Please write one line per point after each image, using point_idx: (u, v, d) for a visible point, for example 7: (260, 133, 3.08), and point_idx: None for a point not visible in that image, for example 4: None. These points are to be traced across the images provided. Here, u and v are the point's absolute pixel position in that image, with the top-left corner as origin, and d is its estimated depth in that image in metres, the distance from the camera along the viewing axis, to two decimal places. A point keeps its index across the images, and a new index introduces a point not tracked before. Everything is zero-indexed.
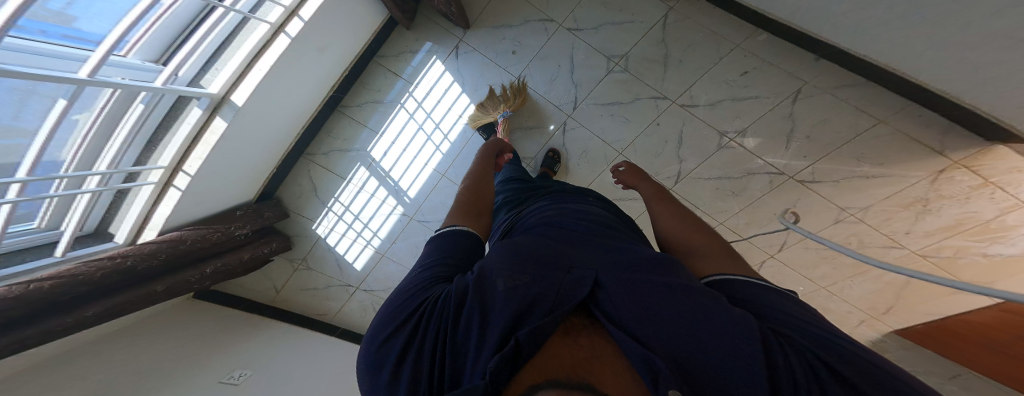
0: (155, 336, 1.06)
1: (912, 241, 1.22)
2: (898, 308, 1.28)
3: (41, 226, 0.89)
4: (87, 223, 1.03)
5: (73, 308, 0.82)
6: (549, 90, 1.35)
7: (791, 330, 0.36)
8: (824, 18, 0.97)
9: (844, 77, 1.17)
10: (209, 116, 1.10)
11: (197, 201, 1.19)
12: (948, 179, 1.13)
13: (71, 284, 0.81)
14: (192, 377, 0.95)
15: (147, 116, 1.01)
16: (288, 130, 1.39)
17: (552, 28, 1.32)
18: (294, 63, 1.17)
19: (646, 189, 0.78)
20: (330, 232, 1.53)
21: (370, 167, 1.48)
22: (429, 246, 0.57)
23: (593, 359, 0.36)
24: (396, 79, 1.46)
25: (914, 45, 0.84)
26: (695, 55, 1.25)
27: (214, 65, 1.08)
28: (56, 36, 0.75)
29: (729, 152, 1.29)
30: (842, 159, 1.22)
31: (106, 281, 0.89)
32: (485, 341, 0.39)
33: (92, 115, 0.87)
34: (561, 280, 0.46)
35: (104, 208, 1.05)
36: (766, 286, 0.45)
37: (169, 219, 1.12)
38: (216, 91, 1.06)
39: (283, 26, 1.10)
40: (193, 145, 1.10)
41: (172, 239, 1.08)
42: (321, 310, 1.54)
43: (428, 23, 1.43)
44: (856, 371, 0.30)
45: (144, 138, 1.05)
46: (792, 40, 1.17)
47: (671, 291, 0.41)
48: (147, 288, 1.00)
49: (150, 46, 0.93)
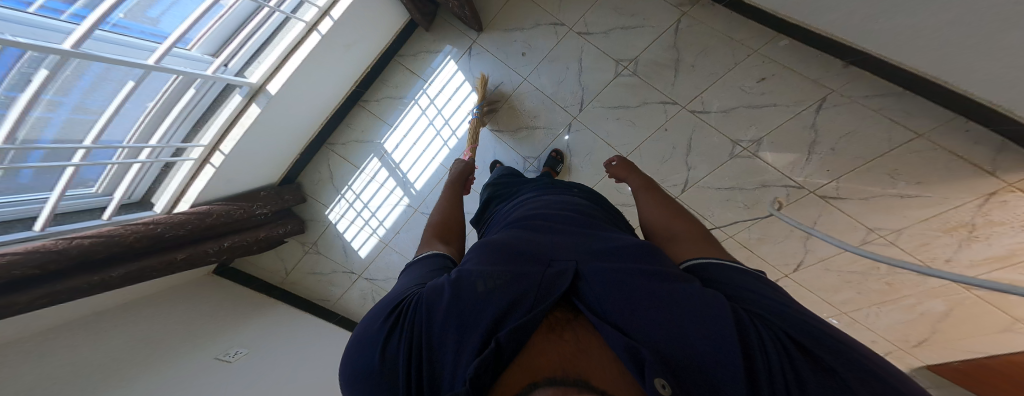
0: (170, 310, 1.19)
1: (953, 270, 1.10)
2: (932, 343, 1.16)
3: (97, 191, 1.05)
4: (136, 192, 1.19)
5: (100, 268, 0.95)
6: (557, 91, 1.37)
7: (759, 307, 0.34)
8: (851, 22, 0.92)
9: (877, 85, 1.08)
10: (247, 103, 1.22)
11: (227, 178, 1.32)
12: (1001, 203, 1.00)
13: (104, 244, 0.94)
14: (194, 352, 1.06)
15: (197, 101, 1.15)
16: (311, 122, 1.51)
17: (562, 32, 1.34)
18: (321, 60, 1.27)
19: (636, 180, 0.78)
20: (340, 219, 1.62)
21: (381, 159, 1.57)
22: (407, 273, 0.55)
23: (577, 354, 0.33)
24: (414, 78, 1.54)
25: (948, 51, 0.78)
26: (709, 60, 1.22)
27: (257, 59, 1.20)
28: (139, 31, 0.89)
29: (741, 161, 1.24)
30: (871, 174, 1.12)
31: (136, 244, 1.03)
32: (465, 343, 0.37)
33: (154, 99, 1.02)
34: (541, 275, 0.43)
35: (152, 180, 1.21)
36: (738, 267, 0.44)
37: (202, 194, 1.25)
38: (255, 80, 1.18)
39: (316, 24, 1.21)
40: (231, 128, 1.23)
41: (200, 212, 1.22)
42: (326, 295, 1.64)
43: (445, 25, 1.50)
44: (832, 352, 0.29)
45: (193, 120, 1.18)
46: (814, 45, 1.12)
47: (653, 287, 0.38)
48: (170, 255, 1.13)
49: (208, 41, 1.06)
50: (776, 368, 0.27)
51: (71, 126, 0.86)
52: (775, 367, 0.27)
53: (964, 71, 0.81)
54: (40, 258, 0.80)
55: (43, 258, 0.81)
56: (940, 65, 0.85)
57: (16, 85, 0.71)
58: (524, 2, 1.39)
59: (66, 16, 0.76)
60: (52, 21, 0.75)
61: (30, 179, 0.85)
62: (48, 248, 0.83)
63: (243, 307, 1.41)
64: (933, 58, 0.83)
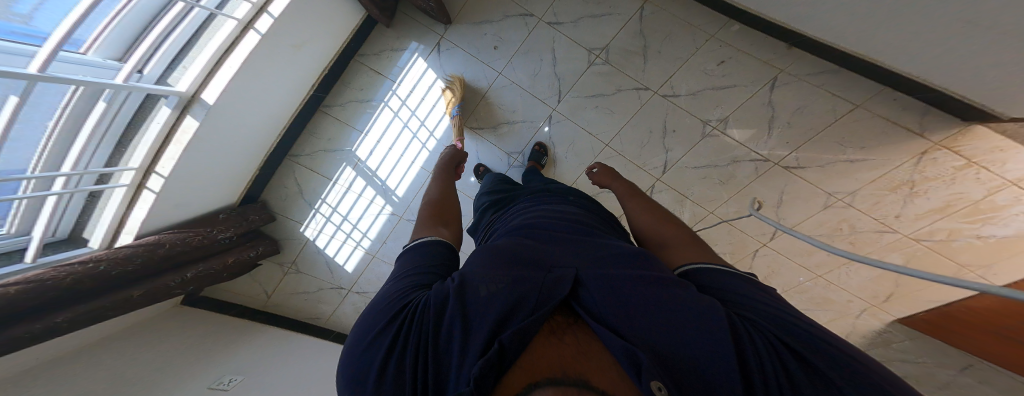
0: (140, 347, 1.07)
1: (904, 225, 1.19)
2: (899, 295, 1.27)
3: (12, 231, 0.92)
4: (59, 228, 1.05)
5: (39, 316, 0.83)
6: (532, 84, 1.35)
7: (747, 310, 0.35)
8: (792, 4, 0.97)
9: (816, 64, 1.16)
10: (178, 115, 1.11)
11: (174, 203, 1.20)
12: (931, 160, 1.10)
13: (39, 289, 0.83)
14: (181, 385, 0.96)
15: (115, 116, 1.03)
16: (268, 133, 1.41)
17: (532, 23, 1.33)
18: (265, 62, 1.17)
19: (618, 188, 0.79)
20: (318, 234, 1.54)
21: (355, 167, 1.49)
22: (402, 260, 0.52)
23: (581, 356, 0.32)
24: (380, 78, 1.47)
25: (885, 26, 0.84)
26: (673, 46, 1.25)
27: (180, 62, 1.09)
28: (7, 30, 0.73)
29: (713, 140, 1.28)
30: (823, 144, 1.19)
31: (76, 286, 0.91)
32: (469, 346, 0.35)
33: (54, 118, 0.88)
34: (542, 278, 0.41)
35: (77, 214, 1.08)
36: (731, 271, 0.44)
37: (145, 223, 1.13)
38: (184, 89, 1.07)
39: (251, 22, 1.10)
40: (165, 145, 1.12)
41: (149, 243, 1.11)
42: (315, 313, 1.56)
43: (409, 20, 1.44)
44: (817, 352, 0.29)
45: (113, 141, 1.06)
46: (763, 28, 1.17)
47: (652, 290, 0.37)
48: (123, 294, 1.02)
49: (111, 43, 0.94)
50: (770, 370, 0.28)
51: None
52: (768, 374, 0.27)
53: (897, 46, 0.88)
54: None
55: None
56: (874, 41, 0.92)
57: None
58: None
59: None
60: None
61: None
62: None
63: (231, 332, 1.33)
64: (871, 34, 0.90)
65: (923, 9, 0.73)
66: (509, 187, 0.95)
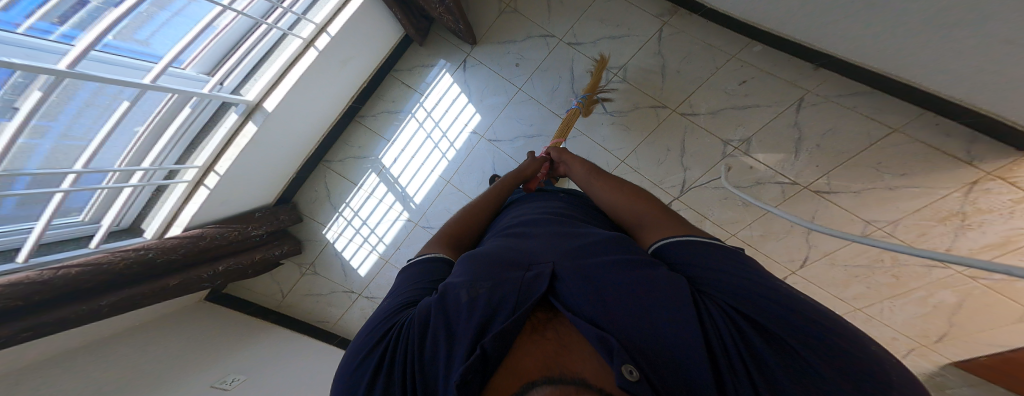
0: (156, 340, 1.14)
1: (955, 259, 1.09)
2: (953, 336, 1.14)
3: (84, 219, 1.04)
4: (124, 219, 1.17)
5: (88, 298, 0.92)
6: (550, 100, 1.39)
7: (708, 286, 0.37)
8: (816, 26, 0.97)
9: (847, 85, 1.13)
10: (243, 121, 1.22)
11: (223, 199, 1.30)
12: (984, 191, 1.02)
13: (93, 272, 0.92)
14: (184, 384, 0.99)
15: (192, 121, 1.16)
16: (308, 140, 1.52)
17: (552, 43, 1.39)
18: (317, 76, 1.28)
19: (580, 172, 0.79)
20: (338, 237, 1.60)
21: (380, 174, 1.57)
22: (402, 278, 0.54)
23: (561, 348, 0.33)
24: (410, 92, 1.56)
25: (913, 47, 0.81)
26: (692, 65, 1.26)
27: (253, 76, 1.21)
28: (134, 52, 0.90)
29: (734, 160, 1.25)
30: (858, 168, 1.14)
31: (126, 270, 1.01)
32: (454, 353, 0.36)
33: (144, 124, 1.03)
34: (522, 278, 0.43)
35: (143, 204, 1.19)
36: (701, 240, 0.45)
37: (195, 217, 1.23)
38: (251, 98, 1.18)
39: (313, 41, 1.23)
40: (226, 148, 1.22)
41: (194, 235, 1.20)
42: (324, 317, 1.59)
43: (439, 39, 1.55)
44: (774, 320, 0.32)
45: (187, 142, 1.19)
46: (785, 49, 1.17)
47: (625, 275, 0.39)
48: (162, 281, 1.11)
49: (204, 60, 1.08)
50: (732, 351, 0.31)
51: (57, 153, 0.85)
52: (734, 356, 0.31)
53: (931, 68, 0.85)
54: (28, 287, 0.79)
55: (30, 286, 0.79)
56: (904, 63, 0.90)
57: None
58: (516, 16, 1.43)
59: (55, 37, 0.75)
60: (44, 42, 0.74)
61: (13, 207, 0.83)
62: (32, 279, 0.81)
63: (241, 331, 1.38)
64: (898, 55, 0.88)
65: (947, 31, 0.71)
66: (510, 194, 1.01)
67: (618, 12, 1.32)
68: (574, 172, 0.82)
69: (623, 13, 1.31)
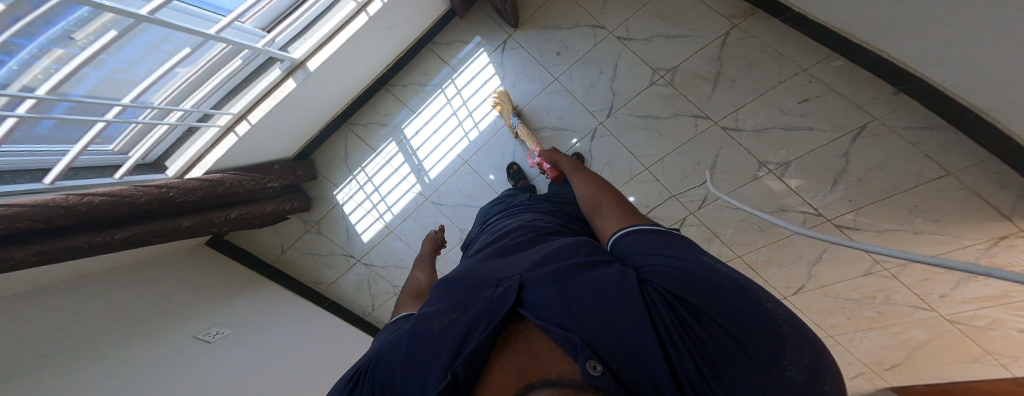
0: (156, 279, 1.20)
1: (944, 305, 1.14)
2: (904, 366, 1.25)
3: (116, 149, 1.05)
4: (151, 153, 1.17)
5: (103, 229, 0.95)
6: (586, 95, 1.29)
7: (649, 273, 0.38)
8: (916, 49, 0.86)
9: (922, 116, 1.04)
10: (284, 77, 1.20)
11: (248, 148, 1.30)
12: (1008, 247, 0.98)
13: (115, 204, 0.94)
14: (172, 329, 1.07)
15: (237, 72, 1.15)
16: (334, 104, 1.45)
17: (601, 35, 1.25)
18: (363, 41, 1.23)
19: (567, 163, 0.87)
20: (349, 200, 1.60)
21: (400, 144, 1.50)
22: (387, 330, 0.54)
23: (530, 359, 0.33)
24: (443, 66, 1.44)
25: (1006, 88, 0.73)
26: (752, 76, 1.14)
27: (303, 35, 1.17)
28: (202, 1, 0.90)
29: (763, 183, 1.20)
30: (890, 209, 1.11)
31: (146, 205, 1.03)
32: (429, 381, 0.37)
33: (193, 67, 1.02)
34: (489, 296, 0.44)
35: (173, 141, 1.20)
36: (655, 230, 0.48)
37: (218, 161, 1.23)
38: (297, 56, 1.15)
39: (366, 6, 1.18)
40: (263, 100, 1.20)
41: (214, 180, 1.21)
42: (317, 278, 1.68)
43: (481, 15, 1.40)
44: (719, 308, 0.32)
45: (227, 88, 1.17)
46: (867, 67, 1.04)
47: (581, 279, 0.40)
48: (174, 222, 1.13)
49: (262, 15, 1.06)
50: (685, 344, 0.31)
51: (108, 84, 0.86)
52: (683, 350, 0.30)
53: (1015, 113, 0.77)
54: (53, 209, 0.81)
55: (54, 209, 0.81)
56: (995, 99, 0.80)
57: (57, 39, 0.70)
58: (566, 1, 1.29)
59: None
60: None
61: (48, 129, 0.82)
62: (57, 203, 0.82)
63: (234, 284, 1.44)
64: (991, 93, 0.79)
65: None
66: (506, 201, 1.02)
67: (684, 9, 1.18)
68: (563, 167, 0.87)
69: (691, 10, 1.17)
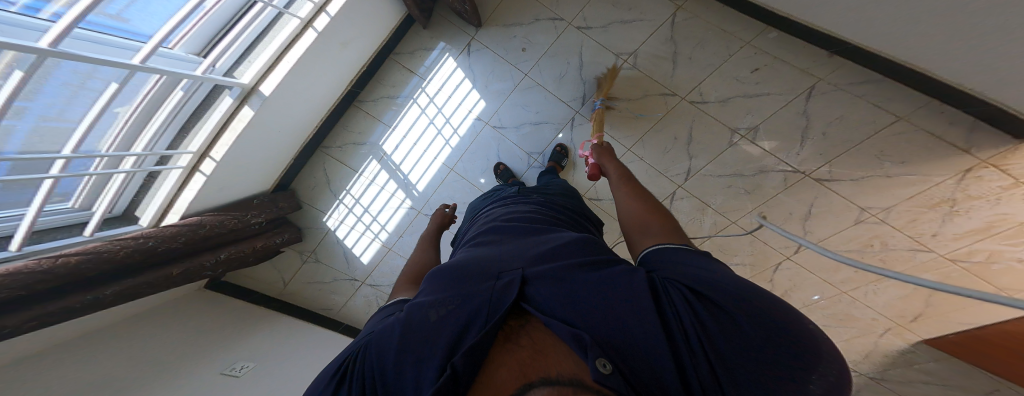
0: (166, 326, 1.12)
1: (939, 244, 1.14)
2: (928, 316, 1.21)
3: (76, 206, 1.02)
4: (117, 206, 1.15)
5: (94, 287, 0.90)
6: (558, 87, 1.39)
7: (671, 277, 0.39)
8: (840, 16, 0.99)
9: (859, 75, 1.14)
10: (238, 105, 1.21)
11: (218, 188, 1.28)
12: (975, 178, 1.06)
13: (95, 261, 0.90)
14: (198, 368, 1.00)
15: (183, 104, 1.14)
16: (303, 127, 1.49)
17: (561, 27, 1.38)
18: (319, 56, 1.28)
19: (613, 170, 0.84)
20: (340, 225, 1.58)
21: (381, 161, 1.54)
22: (377, 317, 0.52)
23: (537, 354, 0.33)
24: (411, 76, 1.53)
25: (930, 43, 0.86)
26: (704, 52, 1.27)
27: (247, 58, 1.20)
28: (115, 29, 0.88)
29: (740, 149, 1.27)
30: (859, 156, 1.17)
31: (128, 259, 0.98)
32: (423, 378, 0.34)
33: (132, 106, 0.99)
34: (491, 288, 0.43)
35: (135, 191, 1.18)
36: (682, 247, 0.48)
37: (191, 204, 1.21)
38: (247, 81, 1.17)
39: (311, 21, 1.22)
40: (222, 132, 1.22)
41: (192, 224, 1.17)
42: (327, 304, 1.58)
43: (443, 21, 1.51)
44: (733, 307, 0.33)
45: (178, 125, 1.17)
46: (799, 34, 1.17)
47: (591, 279, 0.41)
48: (166, 270, 1.08)
49: (194, 40, 1.06)
50: (694, 342, 0.32)
51: (41, 136, 0.82)
52: (694, 350, 0.32)
53: (947, 61, 0.88)
54: (31, 277, 0.76)
55: (33, 276, 0.76)
56: (919, 53, 0.92)
57: None
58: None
59: (47, 15, 0.75)
60: (36, 21, 0.74)
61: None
62: (32, 269, 0.77)
63: (247, 317, 1.38)
64: (915, 47, 0.91)
65: (979, 19, 0.71)
66: (494, 195, 1.03)
67: None
68: (608, 173, 0.85)
69: None
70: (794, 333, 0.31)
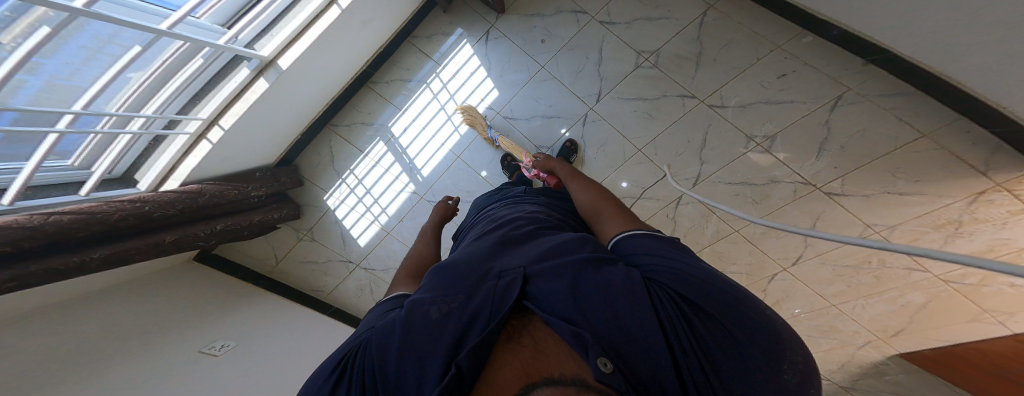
0: (147, 300, 1.13)
1: (936, 265, 1.15)
2: (910, 331, 1.22)
3: (75, 164, 0.98)
4: (118, 167, 1.11)
5: (81, 250, 0.89)
6: (574, 82, 1.34)
7: (654, 273, 0.39)
8: (873, 25, 0.96)
9: (891, 85, 1.10)
10: (254, 77, 1.16)
11: (225, 155, 1.26)
12: (985, 201, 1.04)
13: (85, 221, 0.88)
14: (171, 346, 1.00)
15: (199, 72, 1.09)
16: (314, 103, 1.44)
17: (583, 21, 1.31)
18: (339, 34, 1.21)
19: (560, 169, 0.86)
20: (340, 204, 1.56)
21: (388, 143, 1.50)
22: (375, 312, 0.51)
23: (539, 353, 0.33)
24: (426, 60, 1.47)
25: (956, 58, 0.83)
26: (731, 54, 1.22)
27: (270, 31, 1.14)
28: None
29: (754, 157, 1.25)
30: (873, 172, 1.16)
31: (121, 222, 0.97)
32: (425, 376, 0.34)
33: (147, 72, 0.95)
34: (492, 287, 0.42)
35: (138, 154, 1.14)
36: (650, 234, 0.49)
37: (194, 171, 1.19)
38: (267, 54, 1.12)
39: None
40: (234, 102, 1.17)
41: (191, 191, 1.15)
42: (318, 285, 1.60)
43: (462, 5, 1.44)
44: (717, 308, 0.35)
45: (192, 91, 1.12)
46: (834, 41, 1.12)
47: (592, 276, 0.39)
48: (157, 237, 1.07)
49: (220, 10, 1.01)
50: (682, 337, 0.32)
51: (53, 92, 0.78)
52: (686, 348, 0.32)
53: (969, 76, 0.85)
54: (17, 231, 0.75)
55: (19, 231, 0.75)
56: (947, 67, 0.88)
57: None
58: None
59: None
60: None
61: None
62: (21, 224, 0.76)
63: (224, 297, 1.34)
64: (943, 61, 0.87)
65: (997, 41, 0.69)
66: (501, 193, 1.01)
67: None
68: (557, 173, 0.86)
69: None
70: (758, 323, 0.34)
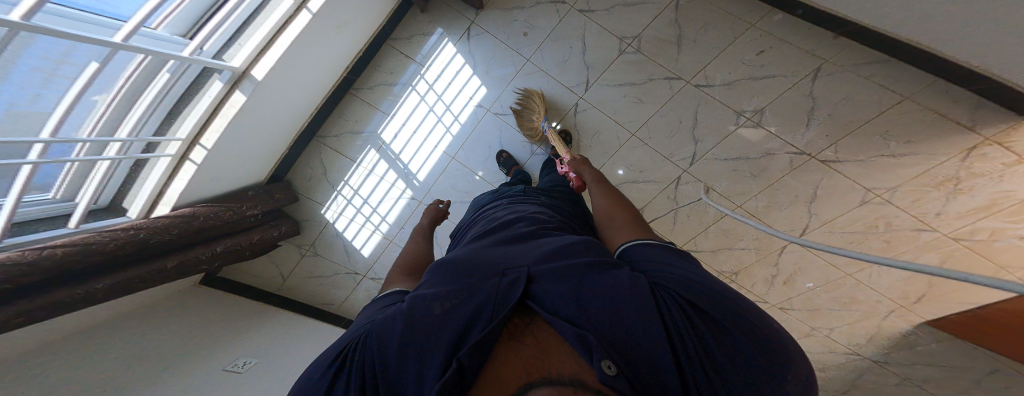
0: (162, 322, 1.10)
1: (942, 224, 1.14)
2: (931, 297, 1.20)
3: (56, 197, 0.98)
4: (102, 197, 1.12)
5: (79, 283, 0.86)
6: (561, 71, 1.37)
7: (659, 276, 0.38)
8: None
9: (864, 53, 1.14)
10: (228, 89, 1.18)
11: (209, 179, 1.26)
12: (979, 156, 1.06)
13: (84, 252, 0.87)
14: (198, 366, 0.98)
15: (169, 88, 1.11)
16: (298, 115, 1.46)
17: (563, 10, 1.36)
18: (313, 40, 1.25)
19: (589, 174, 0.83)
20: (338, 217, 1.55)
21: (380, 150, 1.52)
22: (375, 306, 0.49)
23: (541, 355, 0.31)
24: (409, 62, 1.51)
25: (935, 15, 0.86)
26: (707, 35, 1.26)
27: (236, 41, 1.16)
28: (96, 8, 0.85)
29: (745, 131, 1.26)
30: (865, 136, 1.17)
31: (121, 249, 0.95)
32: (425, 372, 0.32)
33: (112, 92, 0.96)
34: (495, 285, 0.40)
35: (122, 181, 1.14)
36: (657, 244, 0.47)
37: (183, 194, 1.19)
38: (238, 65, 1.14)
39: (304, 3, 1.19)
40: (212, 117, 1.18)
41: (186, 214, 1.14)
42: (327, 300, 1.56)
43: (441, 4, 1.49)
44: (726, 315, 0.32)
45: (165, 109, 1.14)
46: (804, 17, 1.17)
47: (598, 276, 0.38)
48: (158, 263, 1.06)
49: (179, 21, 1.03)
50: (685, 340, 0.31)
51: (15, 119, 0.77)
52: (689, 353, 0.30)
53: (950, 34, 0.88)
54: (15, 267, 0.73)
55: (17, 267, 0.73)
56: (926, 27, 0.92)
57: None
58: None
59: None
60: None
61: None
62: (16, 259, 0.74)
63: (234, 314, 1.31)
64: (922, 21, 0.90)
65: None
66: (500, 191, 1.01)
67: None
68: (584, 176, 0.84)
69: None
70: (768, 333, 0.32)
